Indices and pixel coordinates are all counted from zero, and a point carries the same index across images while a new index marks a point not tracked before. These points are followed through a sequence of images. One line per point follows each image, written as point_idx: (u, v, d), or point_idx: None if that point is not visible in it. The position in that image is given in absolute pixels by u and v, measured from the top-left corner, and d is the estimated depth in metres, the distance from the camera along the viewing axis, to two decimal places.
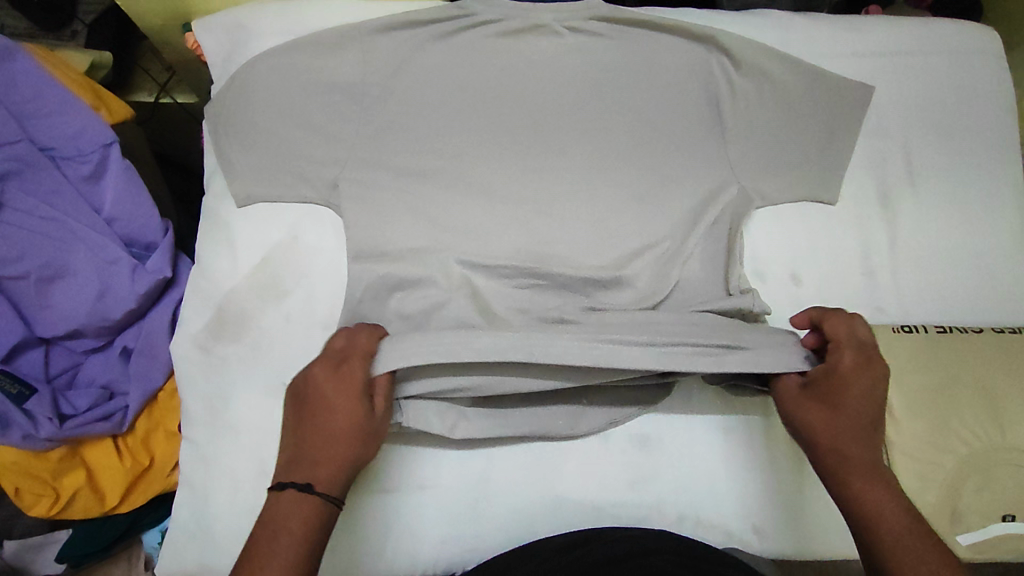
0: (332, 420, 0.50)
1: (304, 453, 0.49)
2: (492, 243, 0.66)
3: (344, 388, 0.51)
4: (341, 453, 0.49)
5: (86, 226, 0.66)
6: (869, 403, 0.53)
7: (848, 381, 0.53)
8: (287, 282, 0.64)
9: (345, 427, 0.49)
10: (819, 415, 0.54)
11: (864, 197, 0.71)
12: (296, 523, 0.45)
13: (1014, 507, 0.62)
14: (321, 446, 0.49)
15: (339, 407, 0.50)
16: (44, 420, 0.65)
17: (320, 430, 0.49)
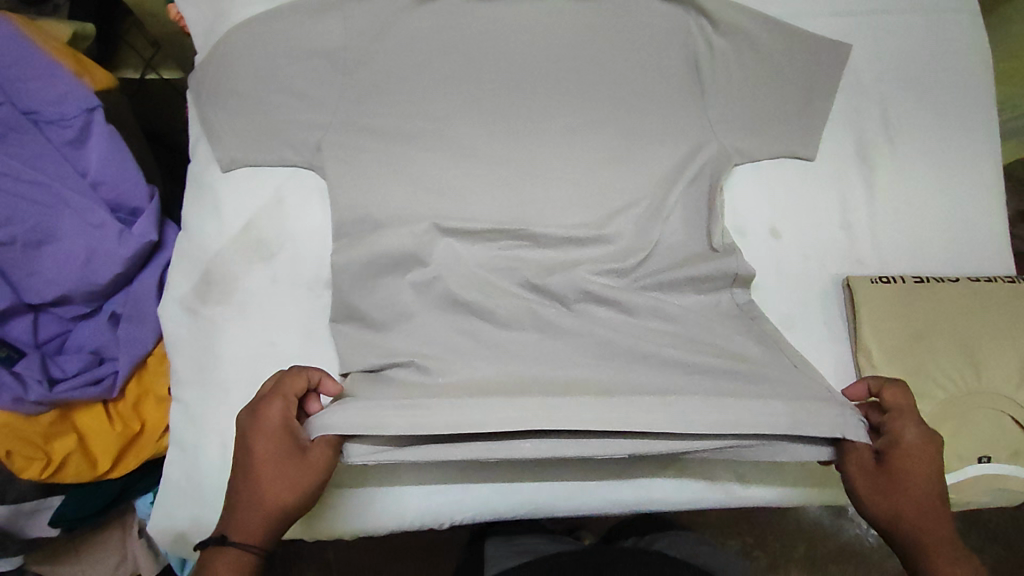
0: (256, 481, 0.53)
1: (235, 501, 0.54)
2: (473, 202, 0.66)
3: (267, 440, 0.54)
4: (262, 510, 0.53)
5: (73, 189, 0.66)
6: (931, 482, 0.55)
7: (917, 458, 0.56)
8: (272, 244, 0.64)
9: (268, 480, 0.53)
10: (888, 503, 0.56)
11: (842, 154, 0.72)
12: None
13: (989, 449, 0.64)
14: (246, 497, 0.53)
15: (261, 457, 0.54)
16: (33, 384, 0.66)
17: (245, 480, 0.54)
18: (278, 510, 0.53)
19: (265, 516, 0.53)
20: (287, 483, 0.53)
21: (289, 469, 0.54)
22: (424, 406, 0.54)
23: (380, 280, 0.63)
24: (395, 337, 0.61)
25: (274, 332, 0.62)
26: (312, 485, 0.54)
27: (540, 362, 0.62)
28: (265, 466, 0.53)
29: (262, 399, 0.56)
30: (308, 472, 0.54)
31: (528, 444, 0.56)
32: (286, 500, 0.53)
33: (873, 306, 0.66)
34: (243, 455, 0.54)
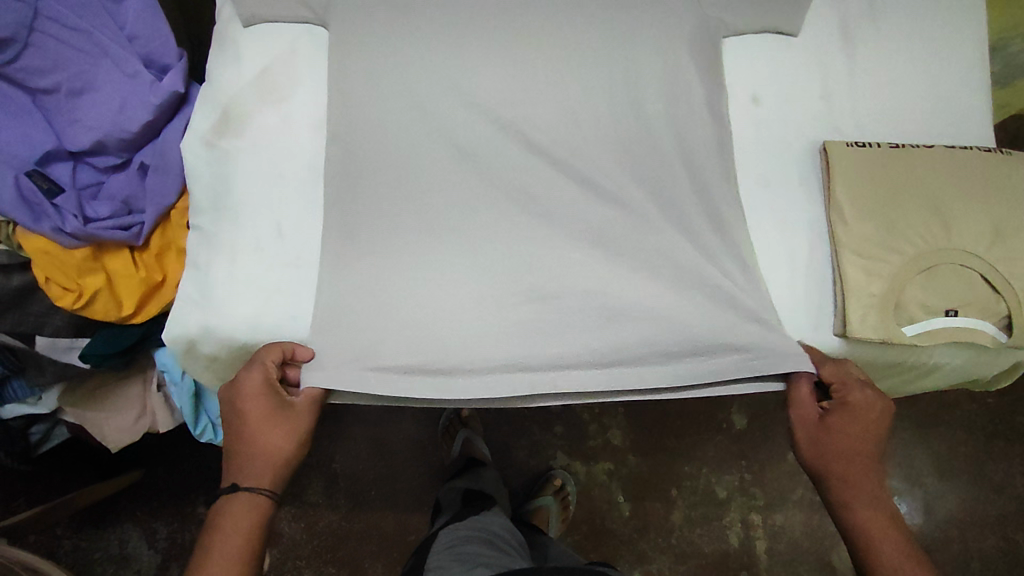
0: (256, 438, 0.64)
1: (240, 458, 0.64)
2: (469, 53, 0.69)
3: (256, 403, 0.63)
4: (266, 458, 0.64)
5: (112, 41, 0.74)
6: (862, 440, 0.64)
7: (855, 419, 0.64)
8: (285, 88, 0.70)
9: (265, 435, 0.64)
10: (833, 458, 0.65)
11: (826, 31, 0.74)
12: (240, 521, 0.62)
13: (957, 302, 0.66)
14: (250, 453, 0.64)
15: (254, 417, 0.63)
16: (69, 217, 0.73)
17: (244, 435, 0.64)
18: (278, 460, 0.65)
19: (269, 464, 0.64)
20: (282, 434, 0.64)
21: (281, 422, 0.64)
22: (431, 372, 0.66)
23: (374, 126, 0.68)
24: (384, 175, 0.68)
25: (283, 166, 0.69)
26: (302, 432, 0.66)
27: (515, 207, 0.69)
28: (262, 422, 0.64)
29: (243, 368, 0.64)
30: (298, 421, 0.65)
31: (506, 376, 0.67)
32: (283, 451, 0.65)
33: (847, 166, 0.69)
34: (236, 416, 0.64)
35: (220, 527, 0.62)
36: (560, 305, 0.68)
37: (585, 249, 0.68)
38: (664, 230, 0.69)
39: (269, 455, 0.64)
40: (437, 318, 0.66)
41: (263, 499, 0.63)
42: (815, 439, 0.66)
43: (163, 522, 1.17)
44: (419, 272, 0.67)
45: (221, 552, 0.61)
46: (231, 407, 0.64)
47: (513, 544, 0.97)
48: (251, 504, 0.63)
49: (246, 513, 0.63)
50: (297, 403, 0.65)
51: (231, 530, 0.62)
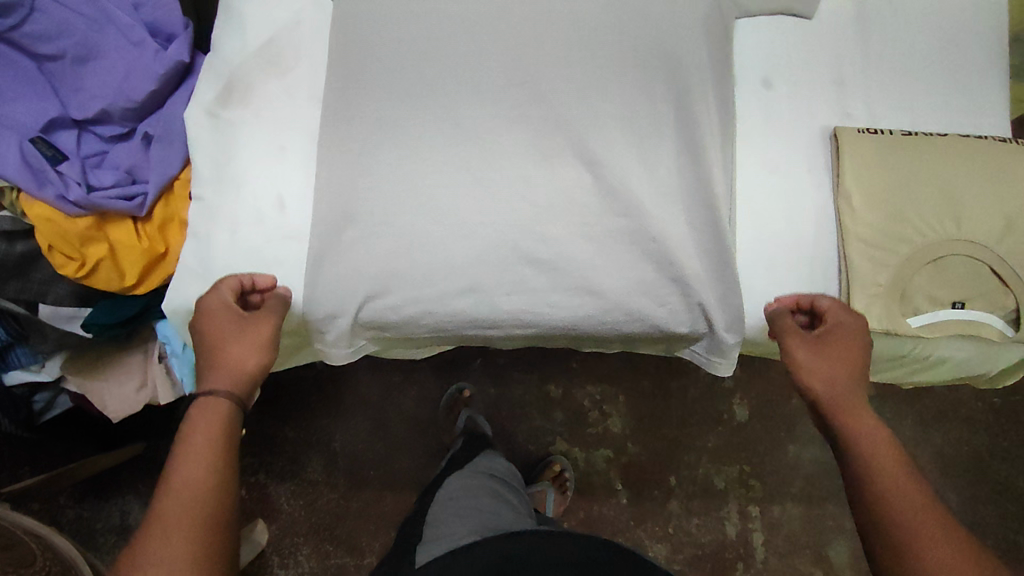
0: (218, 351, 0.61)
1: (206, 370, 0.61)
2: (477, 32, 0.69)
3: (221, 321, 0.62)
4: (231, 366, 0.61)
5: (118, 9, 0.74)
6: (856, 362, 0.63)
7: (849, 340, 0.63)
8: (289, 59, 0.69)
9: (226, 343, 0.62)
10: (833, 378, 0.62)
11: (842, 14, 0.73)
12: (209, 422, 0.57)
13: (964, 294, 0.65)
14: (213, 360, 0.61)
15: (214, 331, 0.62)
16: (74, 186, 0.74)
17: (210, 360, 0.61)
18: (241, 366, 0.61)
19: (231, 378, 0.60)
20: (245, 347, 0.62)
21: (247, 338, 0.62)
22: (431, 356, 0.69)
23: (377, 99, 0.67)
24: (385, 151, 0.66)
25: (285, 138, 0.68)
26: (264, 343, 0.63)
27: (514, 185, 0.66)
28: (228, 340, 0.62)
29: (207, 294, 0.63)
30: (261, 325, 0.63)
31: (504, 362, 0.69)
32: (248, 367, 0.61)
33: (855, 154, 0.68)
34: (202, 346, 0.62)
35: (184, 437, 0.56)
36: (560, 293, 0.65)
37: (597, 235, 0.66)
38: (675, 221, 0.66)
39: (231, 371, 0.60)
40: (447, 293, 0.65)
41: (227, 405, 0.59)
42: (818, 357, 0.63)
43: None
44: (422, 250, 0.65)
45: (184, 453, 0.55)
46: (200, 337, 0.62)
47: (508, 486, 0.97)
48: (214, 413, 0.58)
49: (208, 422, 0.57)
50: (263, 313, 0.63)
51: (196, 436, 0.56)
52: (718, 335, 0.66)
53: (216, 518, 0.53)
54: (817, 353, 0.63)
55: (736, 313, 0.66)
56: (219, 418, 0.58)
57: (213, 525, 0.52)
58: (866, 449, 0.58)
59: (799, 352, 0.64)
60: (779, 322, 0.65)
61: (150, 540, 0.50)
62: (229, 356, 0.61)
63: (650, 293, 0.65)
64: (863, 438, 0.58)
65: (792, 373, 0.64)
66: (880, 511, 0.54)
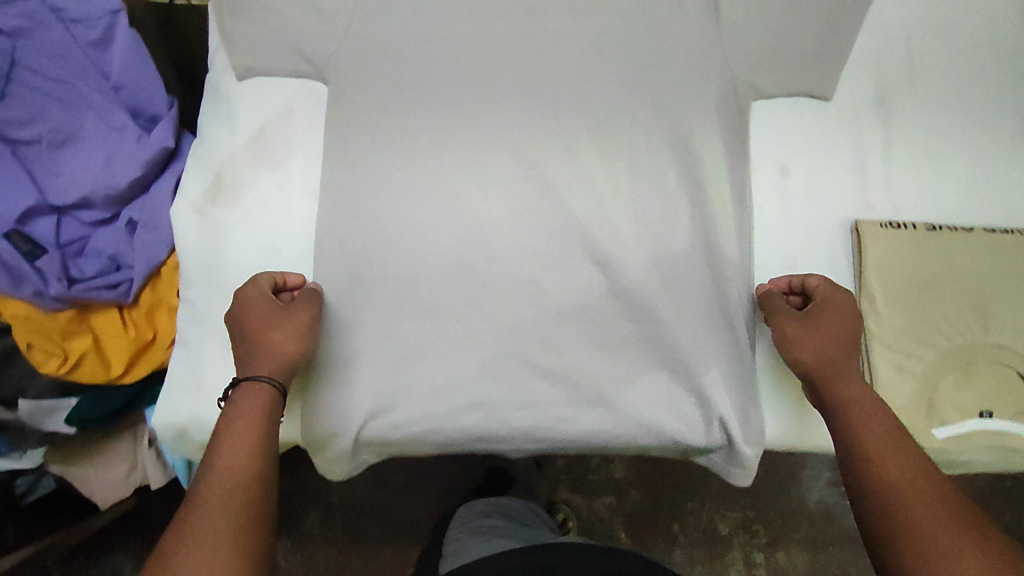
0: (254, 337, 0.58)
1: (242, 360, 0.58)
2: (480, 122, 0.65)
3: (258, 309, 0.59)
4: (269, 355, 0.58)
5: (96, 91, 0.68)
6: (843, 338, 0.61)
7: (837, 316, 0.61)
8: (281, 152, 0.65)
9: (262, 331, 0.58)
10: (821, 355, 0.60)
11: (863, 94, 0.69)
12: (248, 409, 0.55)
13: (992, 405, 0.63)
14: (250, 347, 0.58)
15: (252, 319, 0.59)
16: (53, 280, 0.70)
17: (250, 349, 0.58)
18: (279, 355, 0.58)
19: (273, 365, 0.58)
20: (286, 332, 0.58)
21: (286, 326, 0.59)
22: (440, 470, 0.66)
23: (375, 196, 0.64)
24: (386, 253, 0.63)
25: (278, 238, 0.64)
26: (302, 330, 0.59)
27: (520, 290, 0.64)
28: (265, 327, 0.59)
29: (245, 283, 0.61)
30: (297, 311, 0.60)
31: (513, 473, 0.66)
32: (289, 354, 0.58)
33: (879, 253, 0.64)
34: (238, 335, 0.59)
35: (227, 424, 0.54)
36: (572, 406, 0.63)
37: (607, 342, 0.64)
38: (686, 325, 0.64)
39: (272, 359, 0.58)
40: (454, 408, 0.62)
41: (269, 396, 0.56)
42: (808, 335, 0.60)
43: None
44: (427, 362, 0.62)
45: (224, 445, 0.52)
46: (237, 327, 0.59)
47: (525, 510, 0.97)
48: (256, 399, 0.56)
49: (250, 409, 0.55)
50: (301, 302, 0.60)
51: (236, 422, 0.54)
52: (738, 449, 0.64)
53: (253, 509, 0.50)
54: (809, 324, 0.61)
55: (754, 425, 0.64)
56: (260, 403, 0.56)
57: (251, 514, 0.50)
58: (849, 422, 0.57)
59: (791, 326, 0.61)
60: (774, 301, 0.63)
61: (189, 523, 0.48)
62: (268, 343, 0.58)
63: (661, 403, 0.64)
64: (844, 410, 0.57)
65: (781, 348, 0.62)
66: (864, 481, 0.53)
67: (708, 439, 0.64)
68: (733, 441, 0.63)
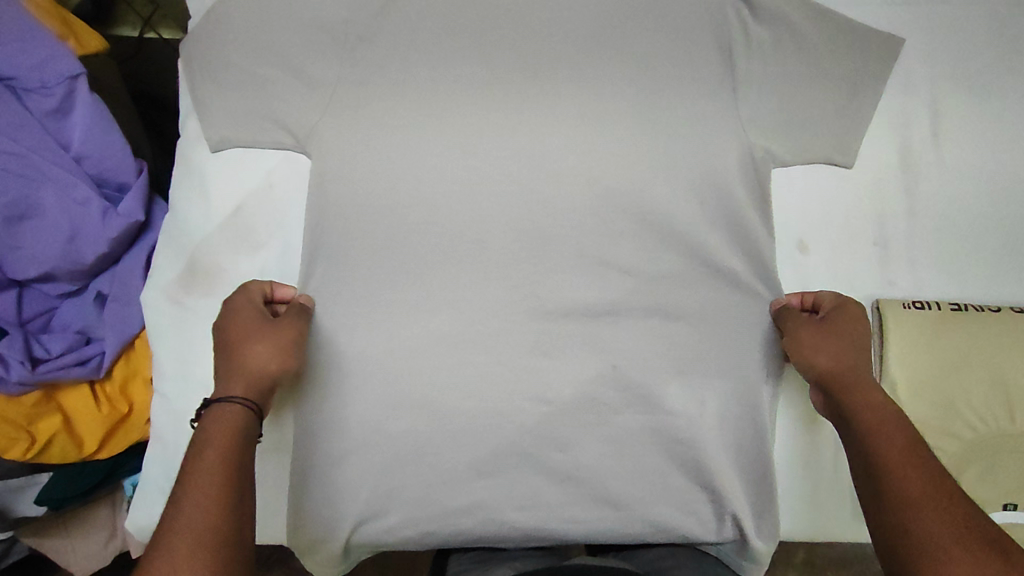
0: (235, 350, 0.54)
1: (218, 375, 0.53)
2: (479, 197, 0.60)
3: (243, 322, 0.55)
4: (250, 368, 0.53)
5: (54, 162, 0.62)
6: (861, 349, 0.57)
7: (853, 325, 0.57)
8: (262, 232, 0.61)
9: (243, 343, 0.54)
10: (837, 360, 0.55)
11: (883, 162, 0.65)
12: (225, 431, 0.48)
13: (1015, 497, 0.60)
14: (229, 361, 0.53)
15: (234, 330, 0.55)
16: (15, 364, 0.64)
17: (227, 362, 0.54)
18: (259, 370, 0.53)
19: (248, 383, 0.52)
20: (270, 346, 0.54)
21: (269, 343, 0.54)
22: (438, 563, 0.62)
23: (365, 281, 0.59)
24: (377, 342, 0.59)
25: None
26: (286, 346, 0.55)
27: (523, 382, 0.59)
28: (247, 342, 0.54)
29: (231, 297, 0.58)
30: (285, 325, 0.56)
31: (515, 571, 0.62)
32: (269, 370, 0.53)
33: (902, 336, 0.61)
34: (219, 347, 0.55)
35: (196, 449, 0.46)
36: (578, 505, 0.59)
37: (619, 435, 0.59)
38: (699, 417, 0.60)
39: (249, 375, 0.52)
40: (454, 509, 0.58)
41: (242, 415, 0.50)
42: (824, 338, 0.57)
43: None
44: (423, 460, 0.58)
45: (196, 472, 0.45)
46: (220, 339, 0.55)
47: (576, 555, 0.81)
48: (229, 421, 0.49)
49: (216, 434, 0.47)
50: (289, 319, 0.56)
51: (202, 451, 0.46)
52: (750, 543, 0.61)
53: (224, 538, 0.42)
54: (825, 329, 0.57)
55: (769, 518, 0.61)
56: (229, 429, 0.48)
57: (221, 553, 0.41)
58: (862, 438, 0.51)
59: (803, 330, 0.57)
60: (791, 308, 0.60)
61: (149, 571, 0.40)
62: (247, 357, 0.53)
63: (673, 499, 0.60)
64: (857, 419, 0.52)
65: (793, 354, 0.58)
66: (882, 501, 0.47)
67: (718, 534, 0.61)
68: (745, 535, 0.60)
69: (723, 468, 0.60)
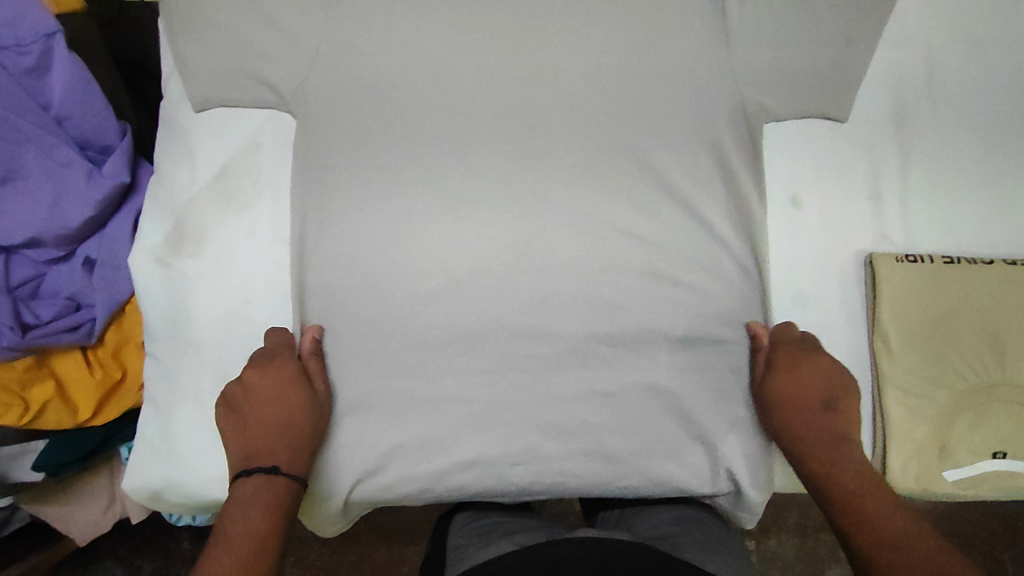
0: (281, 420, 0.56)
1: (264, 440, 0.56)
2: (468, 156, 0.60)
3: (281, 389, 0.56)
4: (296, 439, 0.56)
5: (35, 125, 0.61)
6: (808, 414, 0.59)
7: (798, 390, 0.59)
8: (248, 193, 0.60)
9: (287, 416, 0.56)
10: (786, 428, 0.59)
11: (878, 116, 0.64)
12: (267, 501, 0.53)
13: (1006, 445, 0.60)
14: (275, 433, 0.56)
15: (276, 398, 0.56)
16: (5, 331, 0.63)
17: (265, 428, 0.56)
18: (301, 444, 0.56)
19: (292, 452, 0.56)
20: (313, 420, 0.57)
21: (301, 410, 0.56)
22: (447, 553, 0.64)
23: (354, 241, 0.58)
24: (368, 303, 0.58)
25: (250, 289, 0.59)
26: (323, 413, 0.57)
27: (516, 339, 0.59)
28: (289, 415, 0.56)
29: (262, 353, 0.58)
30: (321, 388, 0.58)
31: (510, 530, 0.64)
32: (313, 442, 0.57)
33: (896, 290, 0.61)
34: (251, 412, 0.57)
35: (238, 512, 0.52)
36: (573, 460, 0.59)
37: (613, 392, 0.59)
38: (692, 373, 0.60)
39: (291, 445, 0.56)
40: (449, 465, 0.59)
41: (285, 489, 0.54)
42: (774, 407, 0.60)
43: (147, 558, 1.04)
44: (421, 419, 0.58)
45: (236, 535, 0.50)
46: (251, 403, 0.57)
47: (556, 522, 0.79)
48: (272, 497, 0.53)
49: (264, 499, 0.53)
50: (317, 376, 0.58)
51: (251, 512, 0.52)
52: (744, 493, 0.61)
53: None
54: (776, 396, 0.60)
55: (762, 470, 0.61)
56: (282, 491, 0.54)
57: None
58: (833, 475, 0.56)
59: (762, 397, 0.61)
60: (761, 361, 0.61)
61: None
62: (291, 430, 0.56)
63: (668, 453, 0.60)
64: (818, 461, 0.57)
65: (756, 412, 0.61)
66: (864, 533, 0.51)
67: (713, 486, 0.61)
68: (740, 487, 0.61)
69: (718, 422, 0.60)
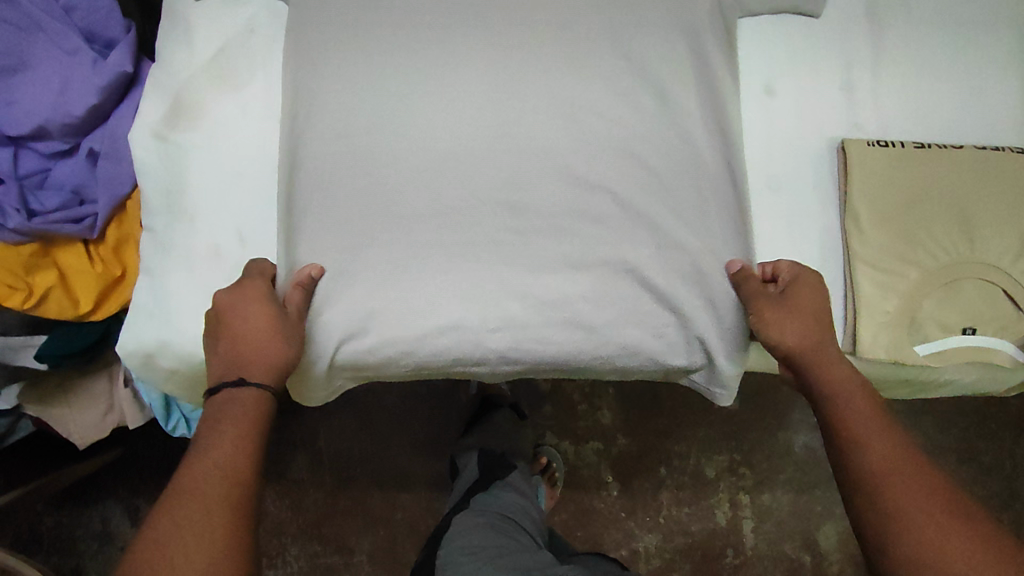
0: (254, 336, 0.56)
1: (232, 355, 0.56)
2: (452, 39, 0.62)
3: (257, 310, 0.57)
4: (267, 354, 0.56)
5: (45, 13, 0.66)
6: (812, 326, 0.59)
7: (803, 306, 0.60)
8: (243, 74, 0.63)
9: (260, 333, 0.56)
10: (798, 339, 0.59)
11: (849, 11, 0.67)
12: (241, 409, 0.53)
13: (975, 320, 0.62)
14: (243, 348, 0.56)
15: (250, 318, 0.57)
16: (12, 213, 0.67)
17: (230, 346, 0.56)
18: (273, 362, 0.56)
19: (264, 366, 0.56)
20: (288, 340, 0.57)
21: (275, 327, 0.57)
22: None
23: (342, 117, 0.61)
24: (354, 176, 0.61)
25: (243, 164, 0.62)
26: (295, 337, 0.58)
27: (496, 212, 0.61)
28: (263, 333, 0.56)
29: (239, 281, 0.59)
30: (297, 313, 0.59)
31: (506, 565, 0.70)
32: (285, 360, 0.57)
33: (867, 171, 0.63)
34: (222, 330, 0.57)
35: (215, 425, 0.52)
36: (552, 328, 0.61)
37: (587, 264, 0.62)
38: (666, 246, 0.62)
39: (262, 361, 0.56)
40: (430, 331, 0.61)
41: (259, 400, 0.54)
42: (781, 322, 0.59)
43: (145, 498, 1.06)
44: (402, 286, 0.60)
45: (219, 447, 0.50)
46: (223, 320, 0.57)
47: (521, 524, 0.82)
48: (246, 411, 0.53)
49: (245, 408, 0.53)
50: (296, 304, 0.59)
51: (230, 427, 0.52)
52: (717, 367, 0.63)
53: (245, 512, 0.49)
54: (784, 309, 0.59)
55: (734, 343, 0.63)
56: (256, 406, 0.54)
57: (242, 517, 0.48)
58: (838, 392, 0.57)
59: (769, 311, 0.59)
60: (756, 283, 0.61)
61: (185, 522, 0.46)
62: (263, 348, 0.56)
63: (642, 322, 0.62)
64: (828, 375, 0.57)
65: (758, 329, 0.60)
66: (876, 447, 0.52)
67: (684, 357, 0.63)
68: (713, 361, 0.63)
69: (691, 293, 0.62)
